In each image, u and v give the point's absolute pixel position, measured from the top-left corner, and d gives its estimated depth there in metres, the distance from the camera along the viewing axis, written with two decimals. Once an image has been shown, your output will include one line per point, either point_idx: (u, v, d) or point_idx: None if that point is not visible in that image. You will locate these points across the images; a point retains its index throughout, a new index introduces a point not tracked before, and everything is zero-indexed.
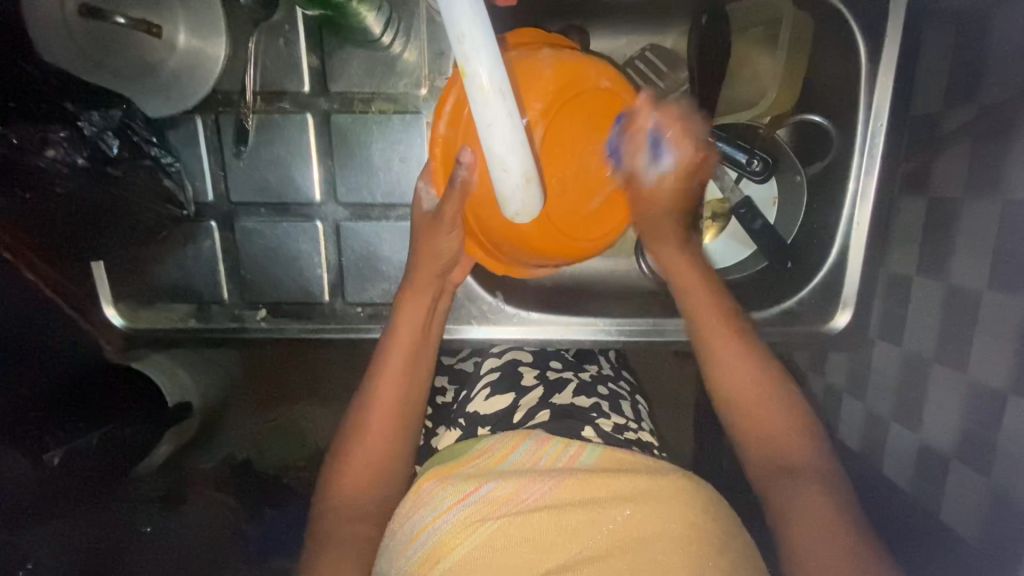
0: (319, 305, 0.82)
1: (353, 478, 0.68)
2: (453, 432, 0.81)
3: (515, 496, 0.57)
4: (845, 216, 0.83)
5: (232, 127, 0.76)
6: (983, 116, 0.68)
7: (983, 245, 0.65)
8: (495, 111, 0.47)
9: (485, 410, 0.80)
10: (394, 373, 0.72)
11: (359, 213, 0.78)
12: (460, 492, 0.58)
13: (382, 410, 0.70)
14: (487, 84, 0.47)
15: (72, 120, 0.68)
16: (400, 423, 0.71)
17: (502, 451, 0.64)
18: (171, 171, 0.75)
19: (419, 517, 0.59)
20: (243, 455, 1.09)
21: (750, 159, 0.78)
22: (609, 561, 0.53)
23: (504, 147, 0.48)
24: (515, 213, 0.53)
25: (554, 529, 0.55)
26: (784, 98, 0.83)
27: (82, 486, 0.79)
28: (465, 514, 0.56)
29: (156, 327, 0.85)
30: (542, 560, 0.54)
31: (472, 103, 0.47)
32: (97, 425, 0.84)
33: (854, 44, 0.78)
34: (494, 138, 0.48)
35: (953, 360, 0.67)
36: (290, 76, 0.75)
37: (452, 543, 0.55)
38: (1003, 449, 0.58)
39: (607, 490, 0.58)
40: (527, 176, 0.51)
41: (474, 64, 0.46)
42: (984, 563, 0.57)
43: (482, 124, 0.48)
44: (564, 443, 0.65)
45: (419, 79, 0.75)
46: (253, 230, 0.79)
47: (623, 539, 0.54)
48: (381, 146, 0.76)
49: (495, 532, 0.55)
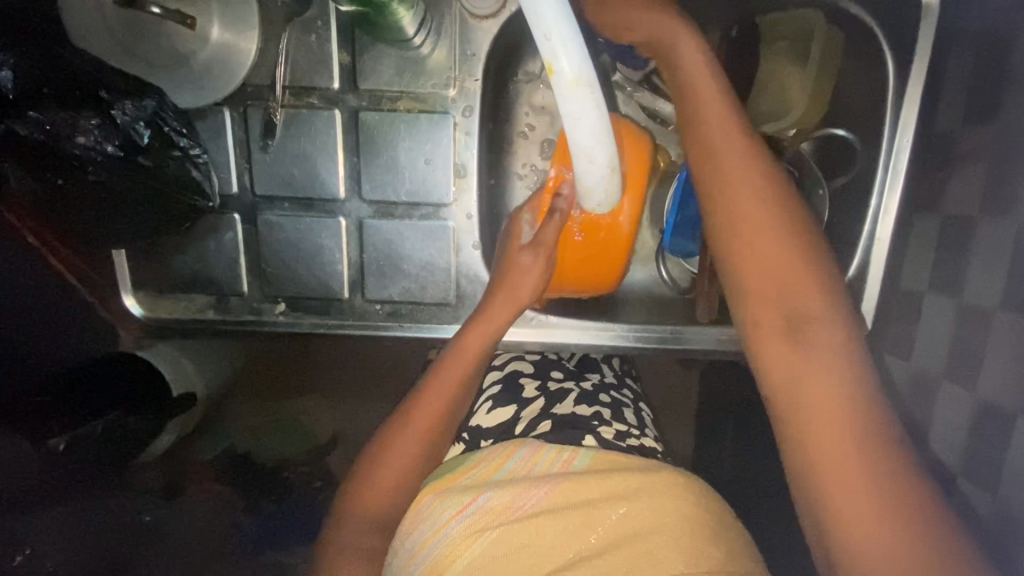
0: (338, 301, 0.82)
1: (375, 477, 0.65)
2: (455, 447, 0.80)
3: (513, 503, 0.59)
4: (864, 233, 0.85)
5: (260, 120, 0.76)
6: (998, 137, 0.68)
7: (996, 265, 0.65)
8: (583, 104, 0.47)
9: (489, 423, 0.80)
10: (435, 392, 0.70)
11: (383, 211, 0.79)
12: (460, 503, 0.60)
13: (419, 424, 0.68)
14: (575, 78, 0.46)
15: (105, 108, 0.66)
16: (431, 431, 0.68)
17: (497, 460, 0.65)
18: (200, 162, 0.73)
19: (419, 532, 0.61)
20: (243, 448, 1.07)
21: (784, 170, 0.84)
22: (605, 558, 0.54)
23: (591, 139, 0.48)
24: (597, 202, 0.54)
25: (551, 532, 0.57)
26: (812, 110, 0.84)
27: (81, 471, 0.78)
28: (465, 525, 0.58)
29: (173, 316, 0.85)
30: (541, 563, 0.55)
31: (560, 98, 0.46)
32: (99, 413, 0.81)
33: (881, 59, 0.80)
34: (581, 130, 0.47)
35: (962, 377, 0.67)
36: (321, 72, 0.75)
37: (455, 553, 0.57)
38: (1009, 469, 0.58)
39: (600, 490, 0.59)
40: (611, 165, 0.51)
41: (560, 61, 0.46)
42: None
43: (568, 118, 0.48)
44: (557, 449, 0.66)
45: (448, 79, 0.75)
46: (275, 224, 0.79)
47: (618, 536, 0.56)
48: (409, 144, 0.76)
49: (495, 540, 0.57)
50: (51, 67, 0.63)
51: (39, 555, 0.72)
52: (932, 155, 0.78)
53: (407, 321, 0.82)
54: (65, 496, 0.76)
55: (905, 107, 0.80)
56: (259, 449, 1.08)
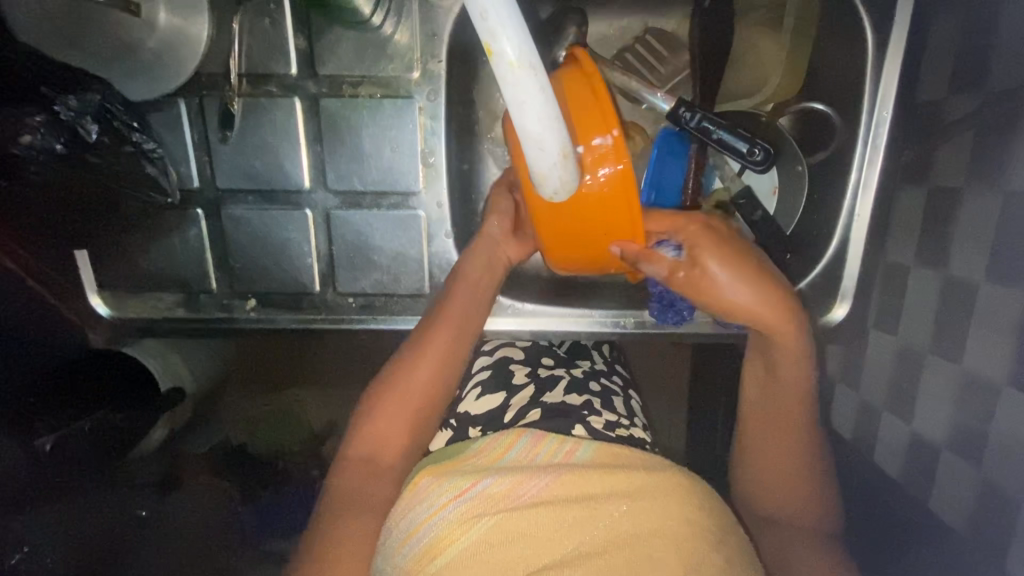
0: (309, 295, 0.80)
1: (390, 414, 0.68)
2: (442, 434, 0.79)
3: (512, 492, 0.57)
4: (845, 209, 0.83)
5: (217, 110, 0.73)
6: (986, 104, 0.65)
7: (982, 236, 0.64)
8: (529, 89, 0.42)
9: (476, 410, 0.79)
10: (428, 356, 0.70)
11: (350, 202, 0.76)
12: (458, 488, 0.58)
13: (412, 389, 0.69)
14: (516, 63, 0.41)
15: (48, 104, 0.62)
16: (445, 361, 0.71)
17: (498, 450, 0.64)
18: (154, 157, 0.72)
19: (415, 514, 0.58)
20: (238, 441, 1.06)
21: (750, 147, 0.70)
22: (606, 557, 0.51)
23: (538, 126, 0.43)
24: (553, 192, 0.48)
25: (551, 523, 0.54)
26: (788, 84, 0.84)
27: (68, 470, 0.78)
28: (463, 510, 0.56)
29: (140, 315, 0.83)
30: (538, 555, 0.52)
31: (501, 85, 0.42)
32: (87, 411, 0.82)
33: (861, 24, 0.76)
34: (526, 117, 0.43)
35: (949, 350, 0.66)
36: (277, 58, 0.72)
37: (449, 538, 0.54)
38: (993, 440, 0.58)
39: (605, 486, 0.58)
40: (564, 152, 0.45)
41: (501, 41, 0.41)
42: (974, 554, 0.57)
43: (512, 106, 0.43)
44: (560, 439, 0.65)
45: (410, 62, 0.72)
46: (240, 218, 0.77)
47: (622, 535, 0.53)
48: (373, 131, 0.74)
49: (492, 527, 0.54)
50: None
51: (40, 553, 0.71)
52: (915, 127, 0.76)
53: (381, 313, 0.81)
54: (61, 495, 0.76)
55: (884, 78, 0.77)
56: (253, 440, 1.06)
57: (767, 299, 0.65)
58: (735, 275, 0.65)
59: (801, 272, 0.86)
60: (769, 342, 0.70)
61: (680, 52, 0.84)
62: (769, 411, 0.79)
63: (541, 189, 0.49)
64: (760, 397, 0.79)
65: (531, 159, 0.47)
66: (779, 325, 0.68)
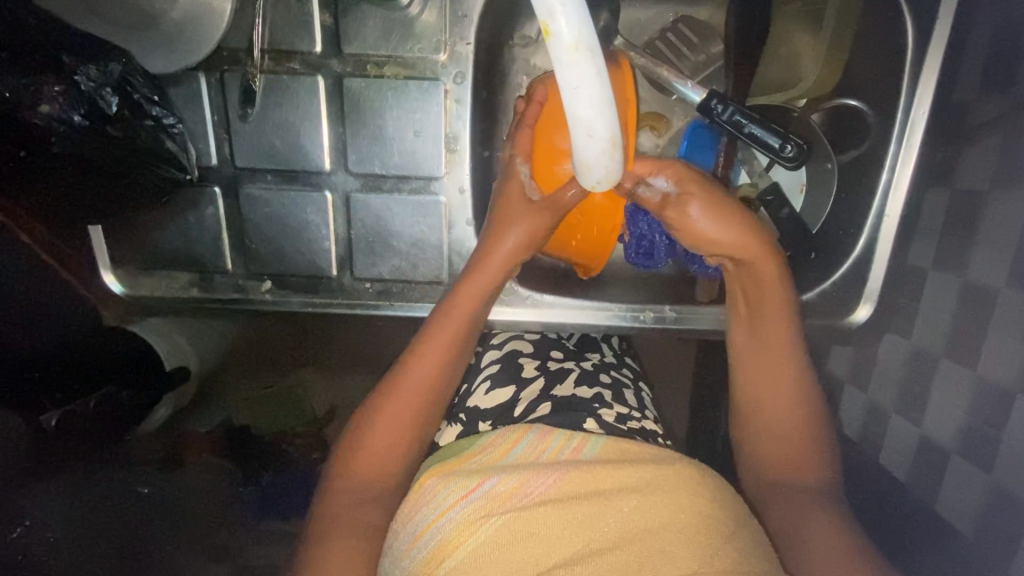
0: (326, 279, 0.79)
1: (370, 444, 0.64)
2: (453, 428, 0.78)
3: (520, 490, 0.56)
4: (874, 209, 0.81)
5: (238, 86, 0.71)
6: (1017, 107, 0.64)
7: (1006, 241, 0.63)
8: (585, 75, 0.41)
9: (486, 404, 0.78)
10: (415, 389, 0.67)
11: (371, 184, 0.75)
12: (464, 489, 0.57)
13: (394, 421, 0.66)
14: (574, 44, 0.40)
15: (67, 73, 0.60)
16: (440, 374, 0.68)
17: (503, 446, 0.63)
18: (174, 132, 0.70)
19: (421, 517, 0.58)
20: (242, 421, 1.05)
21: (783, 144, 0.70)
22: (618, 552, 0.51)
23: (591, 112, 0.42)
24: (597, 182, 0.48)
25: (559, 521, 0.53)
26: (828, 75, 0.81)
27: (82, 444, 0.77)
28: (469, 511, 0.55)
29: (156, 294, 0.82)
30: (547, 554, 0.52)
31: (556, 67, 0.41)
32: (93, 389, 0.82)
33: (901, 22, 0.74)
34: (580, 103, 0.42)
35: (965, 356, 0.65)
36: (301, 34, 0.70)
37: (457, 540, 0.53)
38: (1007, 447, 0.58)
39: (613, 482, 0.57)
40: (612, 140, 0.45)
41: (560, 22, 0.39)
42: (977, 557, 0.57)
43: (567, 90, 0.41)
44: (566, 436, 0.64)
45: (438, 44, 0.71)
46: (258, 198, 0.75)
47: (633, 530, 0.53)
48: (396, 113, 0.72)
49: (499, 528, 0.53)
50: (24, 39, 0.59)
51: (41, 527, 0.67)
52: (945, 128, 0.74)
53: (397, 300, 0.80)
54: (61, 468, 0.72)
55: (923, 77, 0.75)
56: (259, 423, 1.06)
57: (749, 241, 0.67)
58: (712, 215, 0.66)
59: (823, 271, 0.85)
60: (752, 285, 0.69)
61: (712, 42, 0.81)
62: (760, 385, 0.69)
63: (584, 178, 0.48)
64: (749, 361, 0.71)
65: (577, 147, 0.46)
66: (758, 264, 0.68)
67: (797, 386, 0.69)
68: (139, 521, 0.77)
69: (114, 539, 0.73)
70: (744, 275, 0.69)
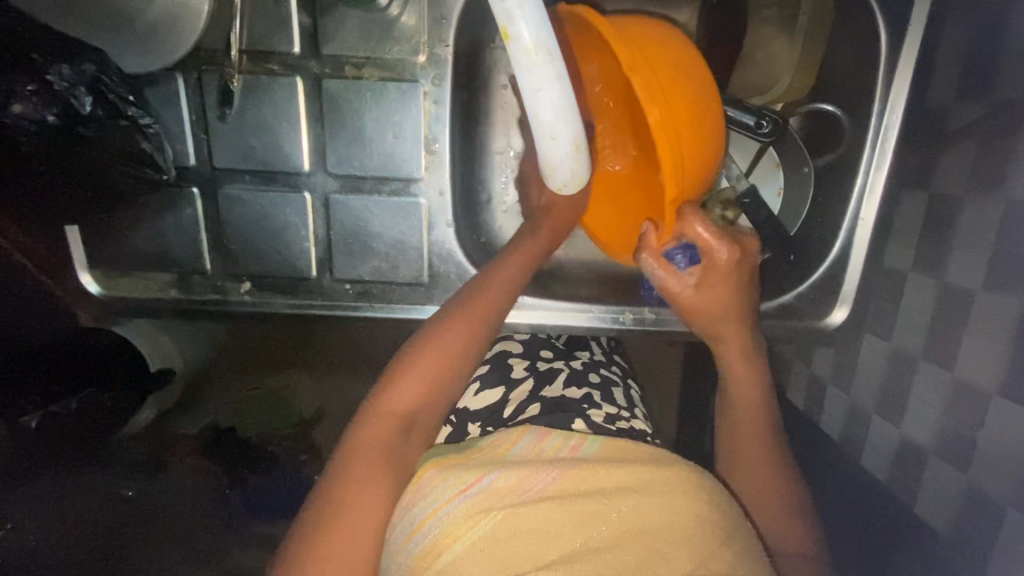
0: (307, 280, 0.79)
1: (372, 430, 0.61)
2: (442, 430, 0.78)
3: (518, 487, 0.55)
4: (849, 213, 0.82)
5: (216, 87, 0.71)
6: (992, 113, 0.65)
7: (982, 243, 0.64)
8: (545, 76, 0.43)
9: (476, 405, 0.78)
10: (414, 384, 0.64)
11: (350, 186, 0.75)
12: (463, 483, 0.55)
13: (399, 408, 0.63)
14: (532, 46, 0.42)
15: (39, 73, 0.60)
16: (446, 371, 0.66)
17: (502, 445, 0.63)
18: (149, 132, 0.68)
19: (419, 510, 0.56)
20: (227, 424, 1.01)
21: (760, 121, 0.74)
22: (616, 553, 0.51)
23: (552, 114, 0.45)
24: (563, 183, 0.50)
25: (558, 519, 0.53)
26: (797, 84, 0.83)
27: (70, 444, 0.78)
28: (467, 506, 0.54)
29: (133, 294, 0.82)
30: (545, 551, 0.51)
31: (517, 67, 0.42)
32: (75, 390, 0.81)
33: (877, 31, 0.75)
34: (541, 104, 0.44)
35: (941, 357, 0.66)
36: (280, 35, 0.70)
37: (454, 535, 0.52)
38: (981, 448, 0.59)
39: (612, 480, 0.57)
40: (575, 144, 0.48)
41: (518, 25, 0.41)
42: (952, 557, 0.58)
43: (529, 92, 0.44)
44: (564, 436, 0.64)
45: (417, 46, 0.71)
46: (237, 198, 0.75)
47: (631, 530, 0.53)
48: (376, 115, 0.72)
49: (498, 523, 0.52)
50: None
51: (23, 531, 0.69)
52: (921, 132, 0.75)
53: (378, 302, 0.79)
54: (47, 470, 0.74)
55: (897, 80, 0.76)
56: (242, 424, 1.03)
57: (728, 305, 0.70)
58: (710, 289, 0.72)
59: (803, 274, 0.85)
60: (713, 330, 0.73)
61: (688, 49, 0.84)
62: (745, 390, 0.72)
63: (551, 179, 0.50)
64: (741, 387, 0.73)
65: (542, 149, 0.48)
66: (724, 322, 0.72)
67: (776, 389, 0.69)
68: (122, 524, 0.77)
69: (105, 534, 0.75)
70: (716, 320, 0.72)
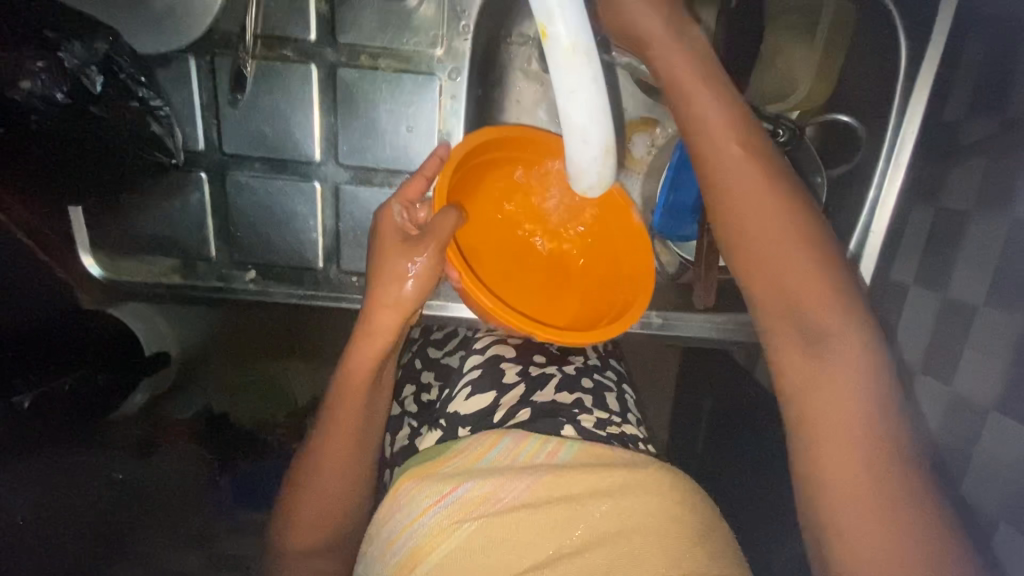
0: (312, 271, 0.78)
1: (314, 503, 0.68)
2: (433, 433, 0.77)
3: (493, 495, 0.56)
4: (860, 225, 0.81)
5: (229, 71, 0.70)
6: (1005, 130, 0.65)
7: (987, 260, 0.64)
8: (580, 76, 0.45)
9: (465, 410, 0.77)
10: (333, 451, 0.68)
11: (361, 177, 0.74)
12: (437, 494, 0.56)
13: (328, 477, 0.68)
14: (570, 46, 0.45)
15: (51, 48, 0.58)
16: (354, 433, 0.68)
17: (478, 450, 0.62)
18: (161, 116, 0.69)
19: (397, 519, 0.58)
20: (221, 409, 1.03)
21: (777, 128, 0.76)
22: (588, 557, 0.52)
23: (585, 116, 0.47)
24: (589, 186, 0.53)
25: (532, 528, 0.54)
26: (818, 89, 0.80)
27: (57, 422, 0.75)
28: (442, 516, 0.55)
29: (135, 278, 0.80)
30: (520, 559, 0.53)
31: (555, 65, 0.45)
32: (68, 368, 0.78)
33: (895, 39, 0.74)
34: (576, 105, 0.46)
35: (940, 372, 0.67)
36: (296, 21, 0.69)
37: (430, 545, 0.54)
38: (976, 465, 0.59)
39: (587, 485, 0.57)
40: (606, 147, 0.50)
41: (557, 24, 0.45)
42: None
43: (564, 92, 0.46)
44: (542, 440, 0.63)
45: (435, 38, 0.70)
46: (246, 185, 0.74)
47: (602, 534, 0.54)
48: (390, 107, 0.71)
49: (472, 533, 0.54)
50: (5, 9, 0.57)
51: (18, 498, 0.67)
52: (934, 147, 0.75)
53: None
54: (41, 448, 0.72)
55: (915, 91, 0.75)
56: (236, 410, 1.05)
57: (711, 77, 0.61)
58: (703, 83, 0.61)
59: None
60: (734, 172, 0.59)
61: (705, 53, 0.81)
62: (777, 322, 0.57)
63: (579, 181, 0.52)
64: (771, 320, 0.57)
65: (572, 152, 0.50)
66: (735, 145, 0.59)
67: (864, 387, 0.52)
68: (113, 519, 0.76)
69: (87, 525, 0.73)
70: (729, 153, 0.59)
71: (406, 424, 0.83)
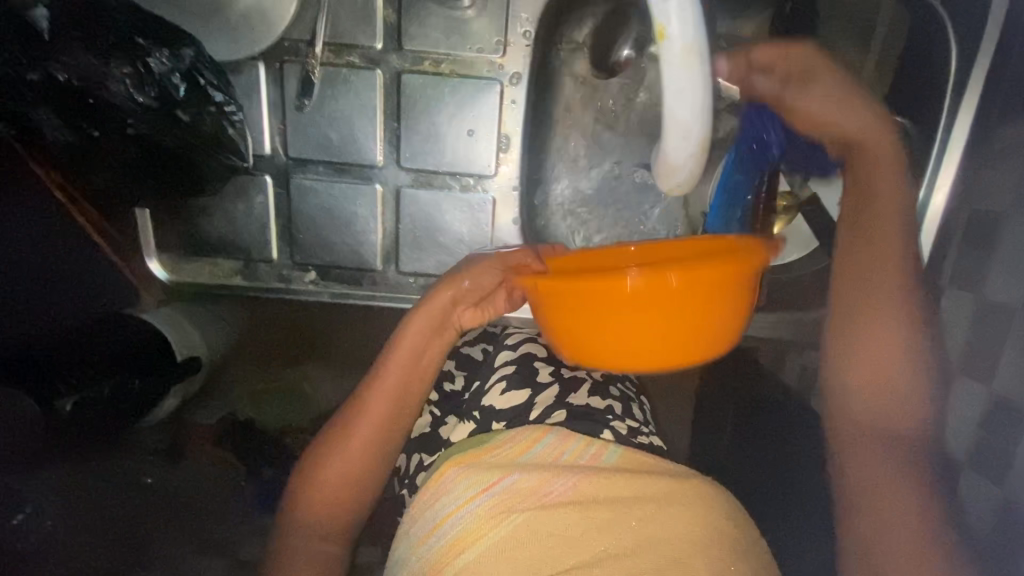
0: (370, 271, 0.80)
1: (325, 484, 0.67)
2: (466, 426, 0.76)
3: (540, 489, 0.56)
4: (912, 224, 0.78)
5: (296, 77, 0.72)
6: None
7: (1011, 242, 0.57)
8: (693, 77, 0.43)
9: (500, 405, 0.75)
10: (363, 430, 0.68)
11: (421, 179, 0.76)
12: (484, 483, 0.58)
13: (348, 459, 0.67)
14: (686, 47, 0.43)
15: (141, 56, 0.62)
16: (388, 419, 0.69)
17: (524, 442, 0.63)
18: (235, 120, 0.70)
19: (442, 505, 0.59)
20: (246, 415, 0.94)
21: None
22: (635, 560, 0.50)
23: (689, 112, 0.44)
24: (675, 185, 0.50)
25: (577, 523, 0.54)
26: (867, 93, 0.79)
27: (88, 434, 0.72)
28: (489, 505, 0.56)
29: (200, 279, 0.84)
30: (564, 555, 0.52)
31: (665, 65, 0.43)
32: (106, 375, 0.74)
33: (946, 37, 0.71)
34: (681, 103, 0.44)
35: None
36: (364, 28, 0.71)
37: (475, 535, 0.55)
38: None
39: (630, 488, 0.57)
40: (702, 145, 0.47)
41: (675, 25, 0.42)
42: None
43: (671, 91, 0.44)
44: (587, 441, 0.63)
45: (495, 43, 0.72)
46: (308, 188, 0.76)
47: (645, 538, 0.52)
48: (451, 111, 0.73)
49: (518, 524, 0.54)
50: (93, 16, 0.60)
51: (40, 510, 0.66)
52: None
53: None
54: (72, 453, 0.70)
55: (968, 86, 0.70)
56: (261, 417, 0.94)
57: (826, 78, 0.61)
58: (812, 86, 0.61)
59: None
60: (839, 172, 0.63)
61: None
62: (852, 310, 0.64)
63: (667, 178, 0.50)
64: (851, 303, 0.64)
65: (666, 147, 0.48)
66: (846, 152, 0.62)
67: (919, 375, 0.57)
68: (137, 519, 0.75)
69: (111, 527, 0.73)
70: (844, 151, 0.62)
71: (426, 412, 0.81)
